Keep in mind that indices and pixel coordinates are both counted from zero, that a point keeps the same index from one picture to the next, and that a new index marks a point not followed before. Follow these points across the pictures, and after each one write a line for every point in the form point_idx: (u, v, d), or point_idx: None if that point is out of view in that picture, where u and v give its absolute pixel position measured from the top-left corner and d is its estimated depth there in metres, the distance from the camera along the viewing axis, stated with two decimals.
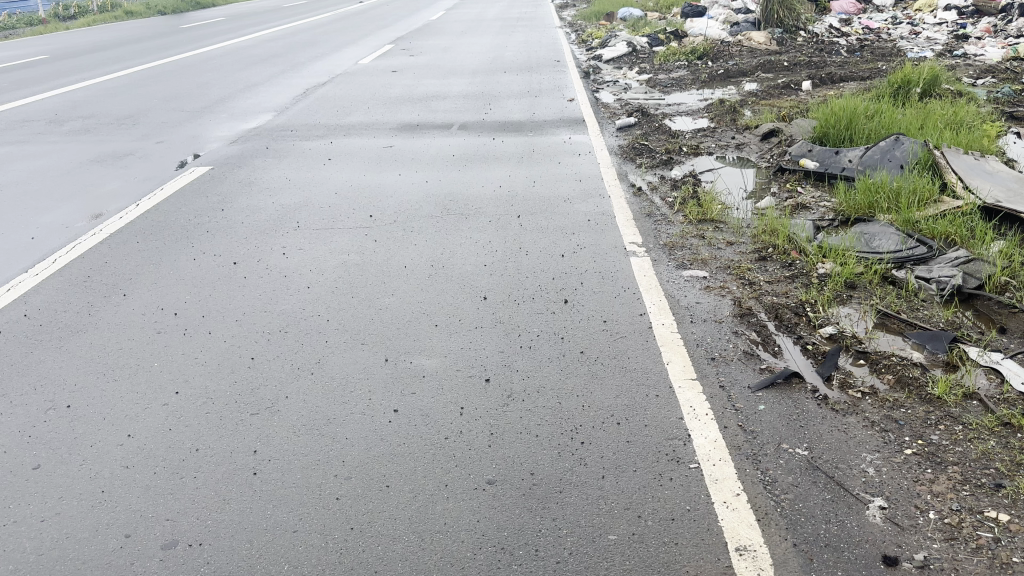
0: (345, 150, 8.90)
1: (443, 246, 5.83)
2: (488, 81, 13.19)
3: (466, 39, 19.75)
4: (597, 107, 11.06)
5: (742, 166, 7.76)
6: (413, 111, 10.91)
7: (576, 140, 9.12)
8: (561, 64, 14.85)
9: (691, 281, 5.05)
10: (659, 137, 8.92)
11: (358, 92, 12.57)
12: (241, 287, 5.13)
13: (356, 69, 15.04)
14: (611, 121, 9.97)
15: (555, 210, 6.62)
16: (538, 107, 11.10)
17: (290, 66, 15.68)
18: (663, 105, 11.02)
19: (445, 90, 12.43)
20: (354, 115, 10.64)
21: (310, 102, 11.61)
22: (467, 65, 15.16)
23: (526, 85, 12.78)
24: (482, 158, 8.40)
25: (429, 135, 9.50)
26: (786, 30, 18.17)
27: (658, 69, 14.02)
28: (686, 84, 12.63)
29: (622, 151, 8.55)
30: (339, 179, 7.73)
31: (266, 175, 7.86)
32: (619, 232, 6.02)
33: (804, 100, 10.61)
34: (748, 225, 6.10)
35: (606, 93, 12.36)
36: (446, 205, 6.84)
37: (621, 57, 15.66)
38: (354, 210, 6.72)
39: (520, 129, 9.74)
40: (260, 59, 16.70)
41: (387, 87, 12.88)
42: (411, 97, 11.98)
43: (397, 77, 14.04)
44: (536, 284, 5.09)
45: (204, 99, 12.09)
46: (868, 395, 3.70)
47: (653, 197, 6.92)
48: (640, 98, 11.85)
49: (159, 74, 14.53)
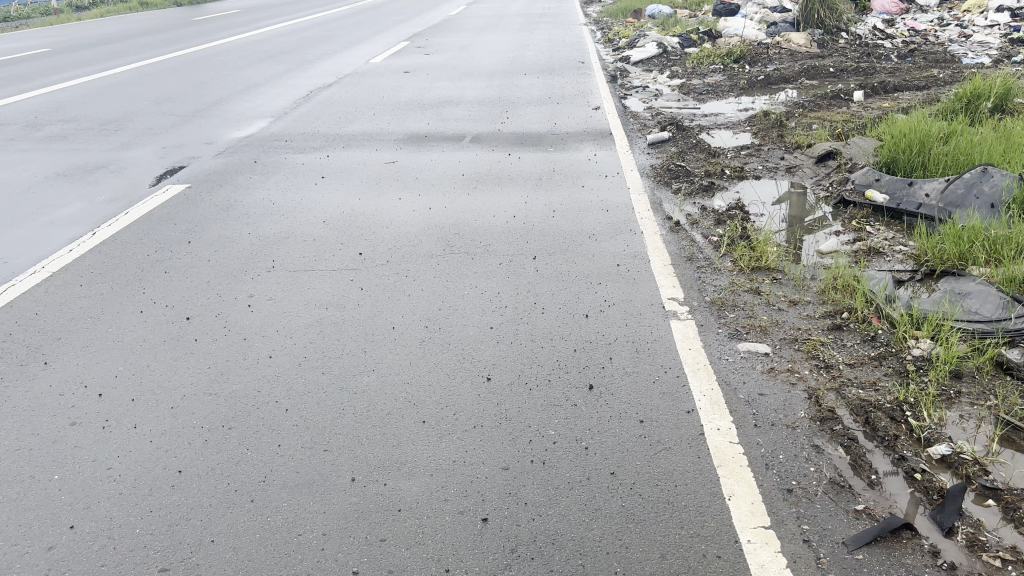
0: (342, 165, 7.94)
1: (442, 297, 4.85)
2: (507, 84, 12.15)
3: (485, 37, 18.69)
4: (626, 117, 10.01)
5: (795, 195, 6.70)
6: (422, 120, 9.91)
7: (602, 158, 8.08)
8: (586, 66, 13.77)
9: (750, 359, 4.02)
10: (697, 154, 7.86)
11: (364, 95, 11.57)
12: (189, 356, 4.17)
13: (366, 69, 14.05)
14: (642, 134, 8.92)
15: (576, 250, 5.60)
16: (560, 116, 10.06)
17: (296, 64, 14.71)
18: (699, 116, 9.95)
19: (459, 95, 11.40)
20: (357, 123, 9.65)
21: (311, 107, 10.63)
22: (485, 66, 14.12)
23: (548, 90, 11.73)
24: (496, 178, 7.41)
25: (437, 149, 8.51)
26: (827, 32, 16.99)
27: (692, 73, 12.93)
28: (723, 90, 11.53)
29: (655, 172, 7.50)
30: (328, 201, 6.76)
31: (248, 197, 6.89)
32: (655, 282, 5.00)
33: (858, 112, 9.51)
34: (813, 277, 5.05)
35: (634, 100, 11.28)
36: (449, 239, 5.86)
37: (650, 59, 14.56)
38: (340, 243, 5.75)
39: (539, 143, 8.72)
40: (266, 57, 15.75)
41: (396, 91, 11.87)
42: (421, 102, 10.96)
43: (409, 78, 13.02)
44: (553, 359, 4.07)
45: (197, 102, 11.14)
46: (1013, 563, 2.67)
47: (694, 234, 5.87)
48: (673, 106, 10.77)
49: (155, 73, 13.62)
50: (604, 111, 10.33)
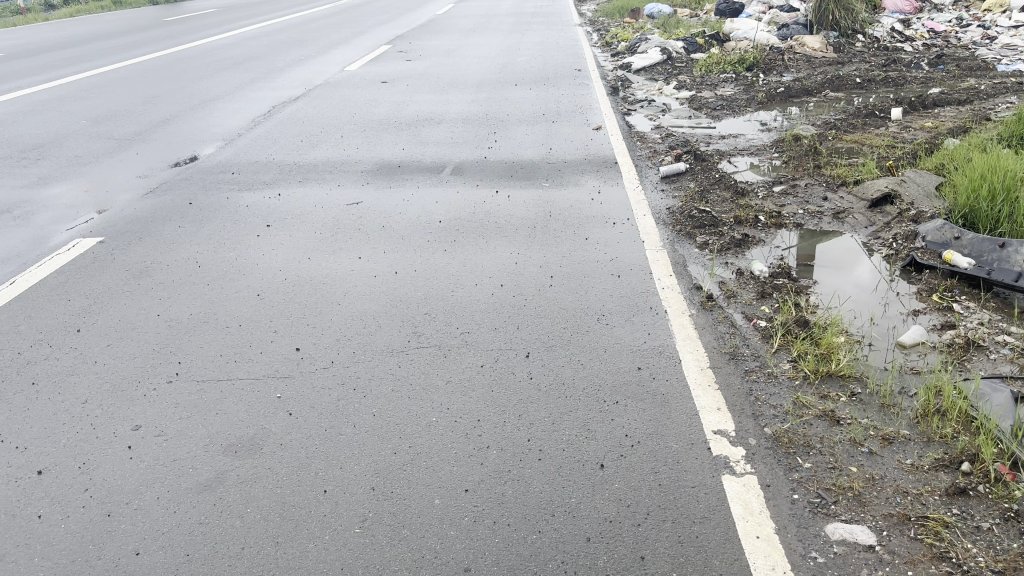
0: (296, 206, 6.60)
1: (400, 425, 3.49)
2: (494, 98, 10.82)
3: (472, 40, 17.34)
4: (631, 140, 8.71)
5: (852, 254, 5.40)
6: (397, 143, 8.57)
7: (607, 195, 6.77)
8: (583, 76, 12.46)
9: (849, 559, 2.72)
10: (721, 193, 6.56)
11: (333, 111, 10.22)
12: (20, 552, 2.84)
13: (339, 78, 12.68)
14: (652, 164, 7.62)
15: (582, 340, 4.27)
16: (556, 139, 8.73)
17: (263, 73, 13.33)
18: (717, 138, 8.65)
19: (440, 112, 10.06)
20: (320, 149, 8.30)
21: (269, 128, 9.27)
22: (472, 75, 12.78)
23: (541, 106, 10.40)
24: (481, 226, 6.09)
25: (411, 184, 7.16)
26: (842, 34, 15.74)
27: (701, 83, 11.64)
28: (739, 104, 10.25)
29: (673, 215, 6.19)
30: (270, 261, 5.42)
31: (171, 255, 5.56)
32: (690, 400, 3.67)
33: (901, 136, 8.25)
34: (904, 391, 3.75)
35: (640, 117, 9.97)
36: (418, 320, 4.53)
37: (654, 66, 13.24)
38: (274, 330, 4.41)
39: (533, 175, 7.39)
40: (232, 64, 14.35)
41: (370, 106, 10.51)
42: (397, 121, 9.62)
43: (385, 90, 11.66)
44: (553, 553, 2.74)
45: (141, 121, 9.78)
46: None
47: (734, 313, 4.56)
48: (684, 125, 9.45)
49: (102, 85, 12.22)
50: (606, 132, 9.02)
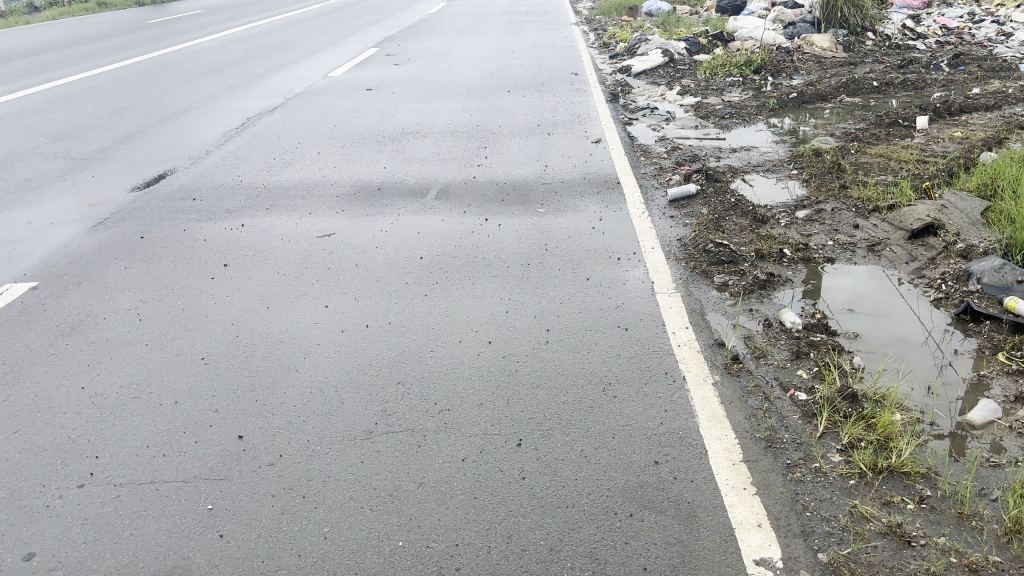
0: (259, 240, 5.86)
1: (358, 555, 2.78)
2: (485, 108, 10.08)
3: (464, 42, 16.58)
4: (633, 155, 7.98)
5: (894, 297, 4.69)
6: (377, 161, 7.83)
7: (610, 222, 6.05)
8: (580, 81, 11.71)
9: None
10: (738, 220, 5.84)
11: (312, 124, 9.47)
12: None
13: (322, 86, 11.95)
14: (658, 183, 6.90)
15: (585, 419, 3.52)
16: (552, 155, 7.99)
17: (241, 81, 12.58)
18: (728, 152, 7.92)
19: (427, 124, 9.31)
20: (293, 170, 7.57)
21: (241, 145, 8.54)
22: (462, 81, 12.03)
23: (536, 116, 9.66)
24: (467, 263, 5.36)
25: (391, 211, 6.42)
26: (851, 33, 15.04)
27: (707, 89, 10.93)
28: (749, 111, 9.53)
29: (686, 247, 5.46)
30: (221, 313, 4.69)
31: (110, 305, 4.84)
32: (722, 513, 2.94)
33: (931, 148, 7.55)
34: (984, 493, 3.04)
35: (642, 127, 9.24)
36: (388, 392, 3.80)
37: (655, 69, 12.50)
38: (214, 412, 3.69)
39: (526, 199, 6.65)
40: (210, 70, 13.61)
41: (352, 118, 9.76)
42: (380, 134, 8.87)
43: (369, 99, 10.92)
44: None
45: (103, 138, 9.03)
46: None
47: (766, 379, 3.85)
48: (691, 136, 8.73)
49: (69, 95, 11.47)
50: (607, 146, 8.29)
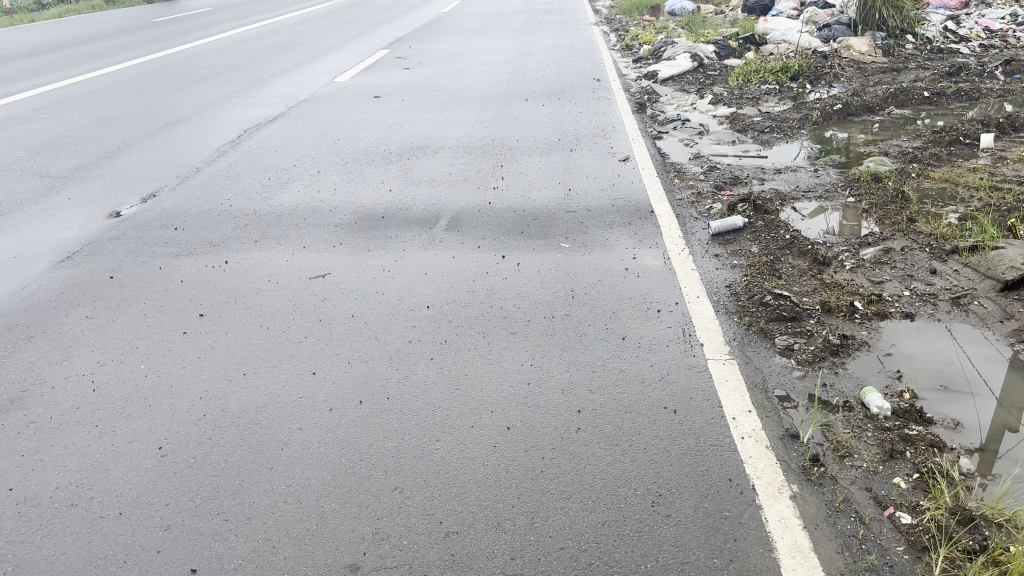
0: (244, 280, 5.14)
1: None
2: (502, 120, 9.33)
3: (478, 44, 15.81)
4: (666, 175, 7.20)
5: (994, 370, 3.90)
6: (383, 183, 7.10)
7: (645, 261, 5.27)
8: (603, 89, 10.93)
9: None
10: (795, 263, 5.06)
11: (314, 137, 8.75)
12: None
13: (328, 92, 11.22)
14: (697, 212, 6.12)
15: (630, 552, 2.76)
16: (576, 176, 7.21)
17: (242, 86, 11.87)
18: (772, 173, 7.13)
19: (438, 138, 8.57)
20: (290, 193, 6.84)
21: (235, 162, 7.82)
22: (477, 88, 11.27)
23: (556, 129, 8.89)
24: (482, 313, 4.61)
25: (397, 245, 5.69)
26: (890, 36, 14.18)
27: (741, 99, 10.13)
28: (790, 125, 8.74)
29: (737, 295, 4.68)
30: (191, 382, 3.96)
31: (61, 369, 4.12)
32: None
33: (1003, 171, 6.73)
34: None
35: (673, 142, 8.44)
36: (382, 502, 3.05)
37: (683, 76, 11.71)
38: (165, 531, 2.96)
39: (548, 230, 5.89)
40: (211, 75, 12.90)
41: (357, 130, 9.03)
42: (387, 150, 8.14)
43: (377, 108, 10.17)
44: None
45: (87, 152, 8.34)
46: None
47: (857, 491, 3.08)
48: (729, 152, 7.94)
49: (58, 102, 10.78)
50: (637, 165, 7.51)
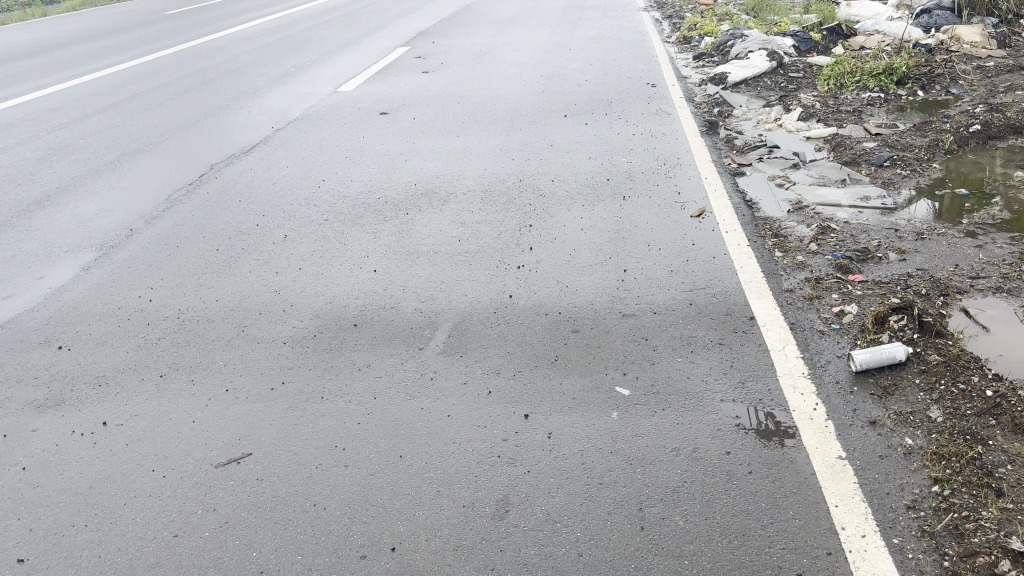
0: (115, 469, 3.26)
1: None
2: (533, 150, 7.37)
3: (510, 38, 13.80)
4: (762, 241, 5.16)
5: None
6: (368, 256, 5.22)
7: (753, 431, 3.27)
8: (660, 101, 8.86)
9: None
10: (1014, 453, 3.02)
11: (294, 176, 6.89)
12: None
13: (324, 109, 9.35)
14: (819, 322, 4.09)
15: None
16: (631, 245, 5.20)
17: (228, 100, 10.08)
18: (912, 244, 5.06)
19: (450, 180, 6.67)
20: (238, 276, 4.99)
21: (184, 220, 5.99)
22: (505, 101, 9.30)
23: (603, 164, 6.89)
24: (484, 567, 2.65)
25: (369, 380, 3.76)
26: (1002, 20, 11.81)
27: (838, 115, 8.01)
28: (915, 154, 6.61)
29: (935, 539, 2.66)
30: None
31: None
32: None
33: None
34: None
35: (761, 181, 6.37)
36: None
37: (758, 78, 9.58)
38: None
39: (595, 356, 3.90)
40: (199, 84, 11.12)
41: (352, 165, 7.16)
42: (380, 199, 6.24)
43: (381, 132, 8.28)
44: None
45: (7, 203, 6.57)
46: None
47: None
48: (841, 201, 5.86)
49: (8, 125, 9.08)
50: (716, 223, 5.46)
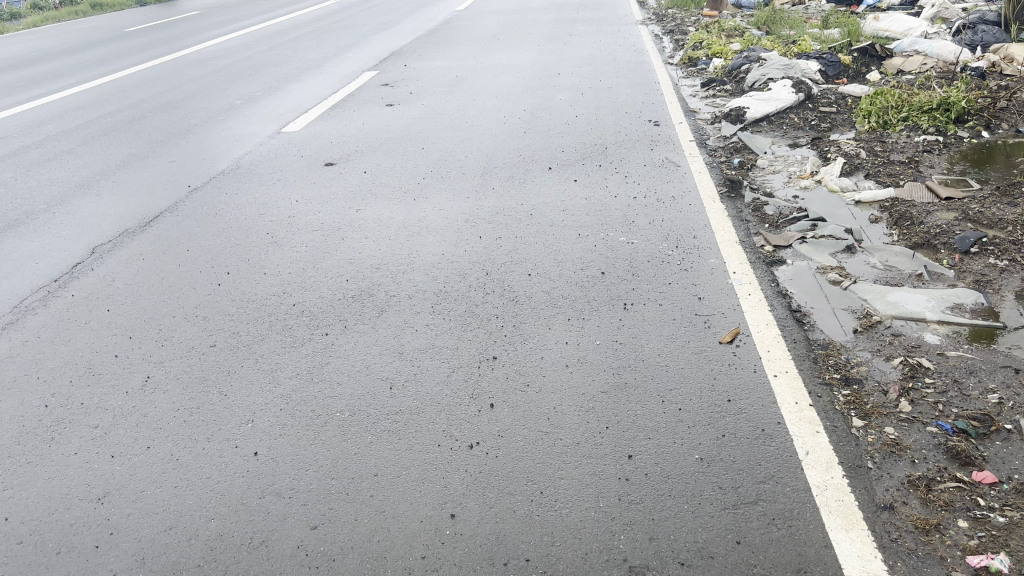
0: None
1: None
2: (507, 224, 5.78)
3: (491, 59, 12.22)
4: (827, 395, 3.54)
5: None
6: (254, 416, 3.59)
7: None
8: (665, 148, 7.25)
9: None
10: None
11: (192, 266, 5.29)
12: None
13: (261, 158, 7.75)
14: None
15: None
16: (638, 396, 3.57)
17: (151, 146, 8.47)
18: None
19: (394, 271, 5.06)
20: (55, 465, 3.40)
21: (22, 348, 4.38)
22: (479, 146, 7.71)
23: (596, 246, 5.28)
24: None
25: None
26: None
27: (890, 168, 6.40)
28: (1009, 232, 5.00)
29: None
30: None
31: None
32: None
33: None
34: None
35: (807, 276, 4.74)
36: None
37: (782, 113, 7.97)
38: None
39: None
40: (124, 125, 9.50)
41: (273, 246, 5.56)
42: (296, 306, 4.64)
43: (322, 191, 6.70)
44: None
45: None
46: None
47: None
48: (924, 313, 4.24)
49: None
50: (759, 358, 3.84)
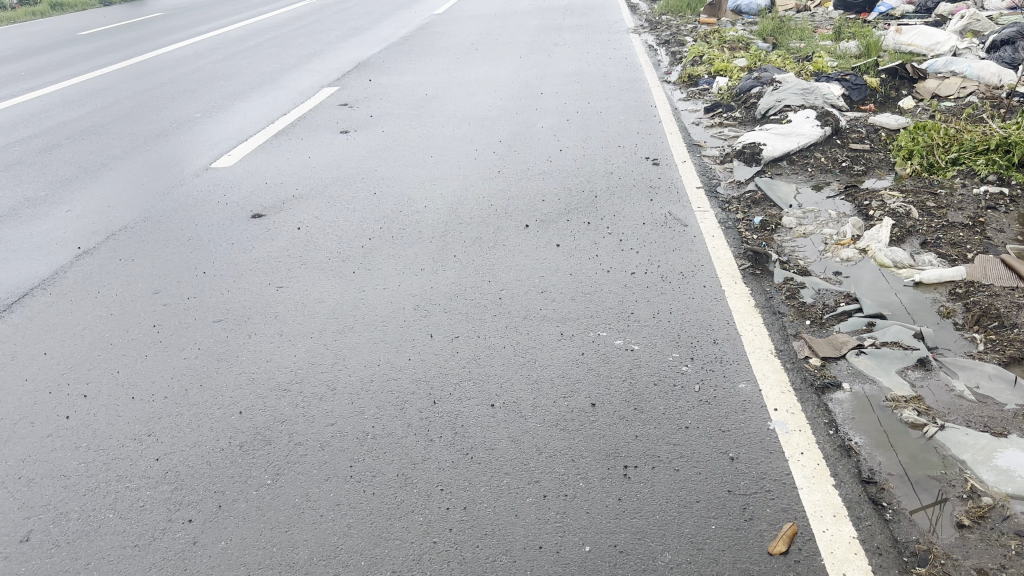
0: None
1: None
2: (466, 313, 4.46)
3: (467, 74, 10.90)
4: None
5: None
6: None
7: None
8: (666, 198, 5.94)
9: None
10: None
11: (43, 383, 3.99)
12: None
13: (178, 205, 6.41)
14: None
15: None
16: None
17: (53, 187, 7.10)
18: None
19: (309, 394, 3.74)
20: None
21: None
22: (441, 192, 6.39)
23: (582, 355, 3.97)
24: None
25: None
26: None
27: (951, 232, 5.10)
28: None
29: None
30: None
31: None
32: None
33: None
34: None
35: (877, 414, 3.42)
36: None
37: (806, 152, 6.67)
38: None
39: None
40: (31, 155, 8.12)
41: (159, 350, 4.23)
42: (163, 460, 3.33)
43: (240, 256, 5.37)
44: None
45: None
46: None
47: None
48: None
49: None
50: None
